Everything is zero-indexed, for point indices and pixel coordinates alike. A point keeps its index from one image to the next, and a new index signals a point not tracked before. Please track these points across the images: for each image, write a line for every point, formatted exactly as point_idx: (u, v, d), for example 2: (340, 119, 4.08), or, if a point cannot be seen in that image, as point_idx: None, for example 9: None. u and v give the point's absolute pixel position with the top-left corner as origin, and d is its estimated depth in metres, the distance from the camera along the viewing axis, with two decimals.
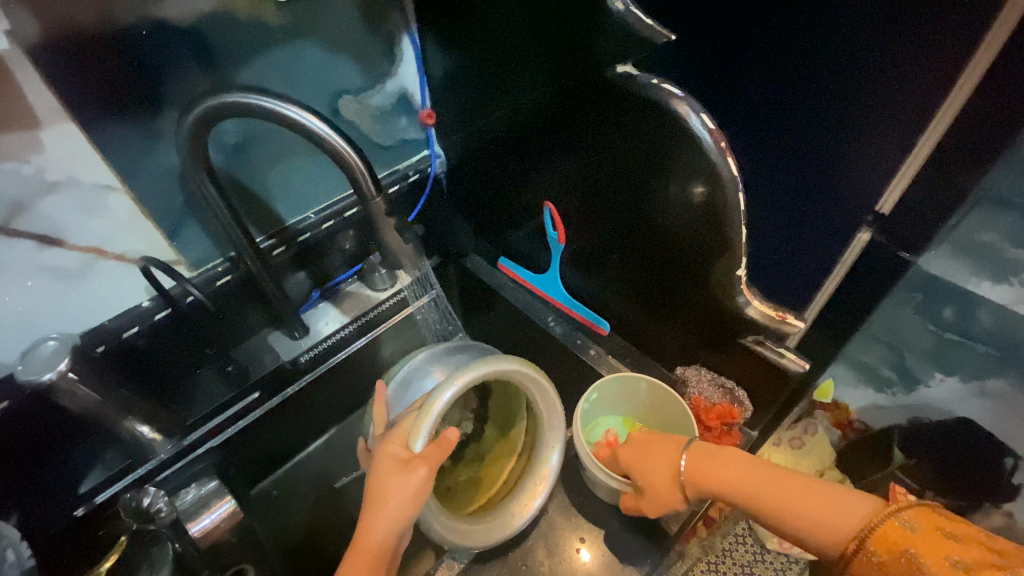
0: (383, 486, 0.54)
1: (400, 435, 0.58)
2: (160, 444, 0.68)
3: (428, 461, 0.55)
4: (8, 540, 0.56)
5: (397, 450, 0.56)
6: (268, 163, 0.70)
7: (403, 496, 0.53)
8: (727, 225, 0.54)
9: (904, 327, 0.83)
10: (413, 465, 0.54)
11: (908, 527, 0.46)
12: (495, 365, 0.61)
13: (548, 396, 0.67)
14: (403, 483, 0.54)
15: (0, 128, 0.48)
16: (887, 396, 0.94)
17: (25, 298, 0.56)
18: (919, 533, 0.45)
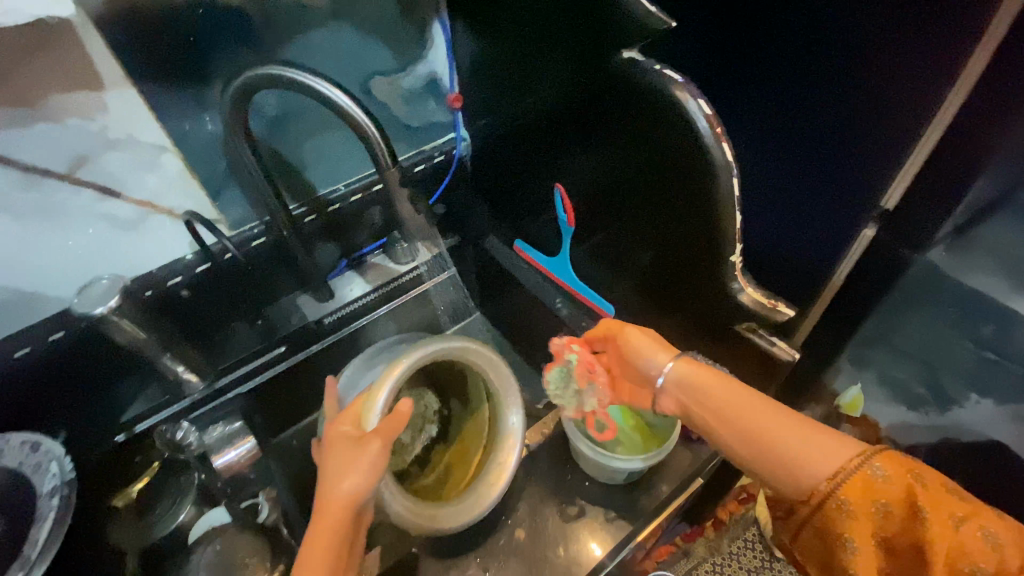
0: (338, 464, 0.53)
1: (351, 416, 0.58)
2: (191, 384, 0.75)
3: (383, 435, 0.54)
4: (54, 454, 0.64)
5: (348, 431, 0.56)
6: (304, 136, 0.77)
7: (358, 470, 0.52)
8: (721, 211, 0.55)
9: (937, 341, 0.66)
10: (368, 441, 0.54)
11: (876, 476, 0.42)
12: (433, 343, 0.65)
13: (496, 365, 0.70)
14: (357, 456, 0.53)
15: (71, 89, 0.56)
16: (918, 414, 0.77)
17: (86, 241, 0.65)
18: (886, 482, 0.42)
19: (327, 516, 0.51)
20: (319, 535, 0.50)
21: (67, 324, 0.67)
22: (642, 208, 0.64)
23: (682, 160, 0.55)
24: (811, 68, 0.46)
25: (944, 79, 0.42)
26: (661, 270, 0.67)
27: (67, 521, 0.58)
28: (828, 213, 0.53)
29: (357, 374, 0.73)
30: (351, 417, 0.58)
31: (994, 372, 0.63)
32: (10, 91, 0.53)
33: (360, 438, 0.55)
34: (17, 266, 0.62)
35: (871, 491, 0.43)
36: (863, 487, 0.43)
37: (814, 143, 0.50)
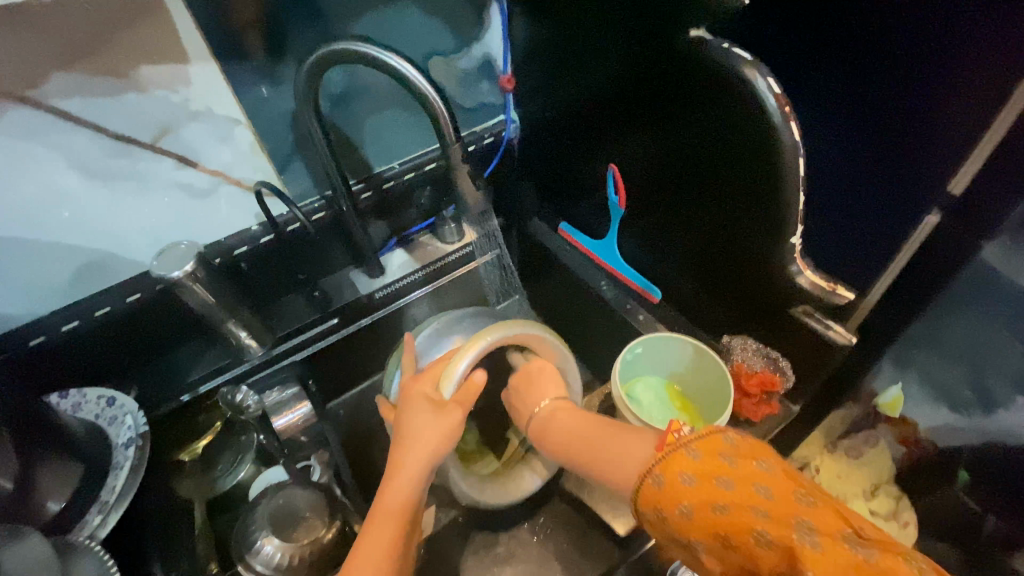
0: (417, 428, 0.56)
1: (430, 380, 0.59)
2: (252, 349, 0.77)
3: (461, 406, 0.57)
4: (128, 408, 0.68)
5: (428, 394, 0.58)
6: (364, 114, 0.79)
7: (436, 434, 0.55)
8: (785, 194, 0.55)
9: (986, 342, 0.70)
10: (447, 410, 0.56)
11: (690, 460, 0.40)
12: (518, 324, 0.63)
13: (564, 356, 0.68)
14: (441, 422, 0.56)
15: (159, 62, 0.59)
16: (962, 417, 0.82)
17: (164, 209, 0.69)
18: (694, 469, 0.39)
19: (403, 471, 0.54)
20: (393, 491, 0.53)
21: (142, 287, 0.72)
22: (705, 189, 0.64)
23: (748, 137, 0.56)
24: (884, 51, 0.46)
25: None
26: (715, 252, 0.67)
27: (140, 472, 0.63)
28: (891, 202, 0.52)
29: (433, 337, 0.72)
30: (429, 381, 0.59)
31: None
32: (104, 63, 0.57)
33: (440, 405, 0.57)
34: (102, 230, 0.66)
35: (659, 497, 0.40)
36: (654, 493, 0.41)
37: (884, 127, 0.49)
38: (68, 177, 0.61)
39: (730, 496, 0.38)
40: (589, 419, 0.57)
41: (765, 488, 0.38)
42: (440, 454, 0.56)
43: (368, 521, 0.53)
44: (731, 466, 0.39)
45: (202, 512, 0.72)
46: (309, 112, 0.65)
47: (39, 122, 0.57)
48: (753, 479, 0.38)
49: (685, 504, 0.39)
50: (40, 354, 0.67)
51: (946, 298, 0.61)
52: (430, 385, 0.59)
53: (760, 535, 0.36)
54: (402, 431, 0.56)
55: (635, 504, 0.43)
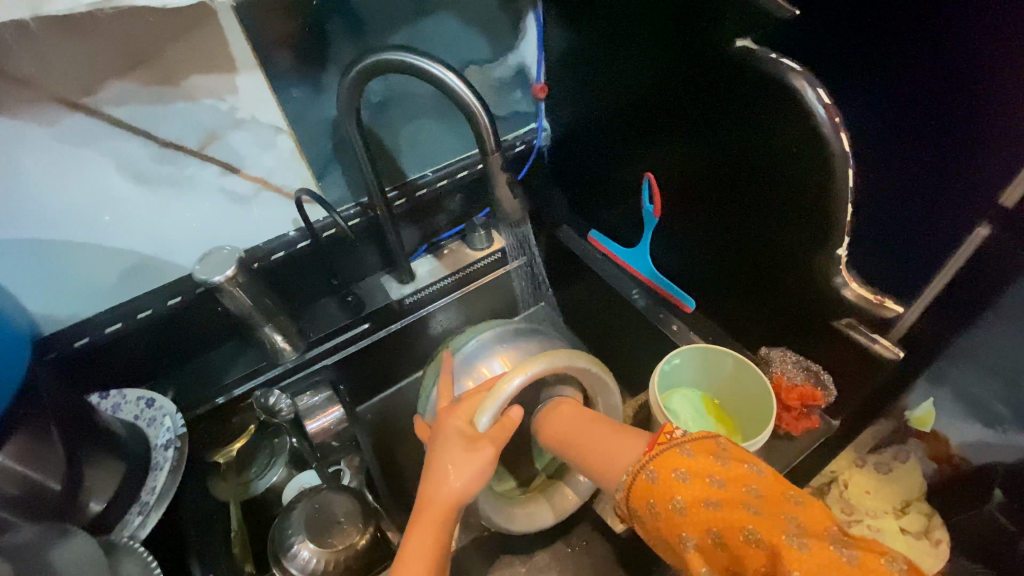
0: (450, 462, 0.54)
1: (464, 413, 0.57)
2: (286, 353, 0.78)
3: (495, 443, 0.55)
4: (167, 409, 0.69)
5: (461, 428, 0.56)
6: (401, 122, 0.80)
7: (470, 471, 0.54)
8: (832, 204, 0.55)
9: None
10: (481, 448, 0.54)
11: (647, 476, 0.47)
12: (563, 360, 0.60)
13: (609, 390, 0.66)
14: (471, 458, 0.54)
15: (208, 70, 0.61)
16: (996, 433, 0.79)
17: (207, 214, 0.70)
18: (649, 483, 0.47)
19: (433, 507, 0.53)
20: (428, 522, 0.52)
21: (183, 291, 0.73)
22: (751, 200, 0.63)
23: (796, 149, 0.55)
24: (939, 63, 0.45)
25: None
26: (756, 262, 0.67)
27: (179, 472, 0.64)
28: (942, 215, 0.51)
29: (475, 355, 0.71)
30: (463, 413, 0.57)
31: None
32: (157, 72, 0.58)
33: (472, 440, 0.55)
34: (148, 233, 0.68)
35: (652, 491, 0.47)
36: (646, 486, 0.47)
37: (939, 138, 0.48)
38: (118, 182, 0.63)
39: (692, 496, 0.44)
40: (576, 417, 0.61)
41: (720, 482, 0.45)
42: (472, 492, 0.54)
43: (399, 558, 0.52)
44: (720, 473, 0.45)
45: (237, 509, 0.74)
46: (350, 119, 0.66)
47: (94, 129, 0.58)
48: (709, 472, 0.45)
49: (677, 500, 0.45)
50: (83, 354, 0.69)
51: (995, 313, 0.59)
52: (462, 418, 0.57)
53: (722, 533, 0.43)
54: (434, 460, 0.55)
55: (623, 499, 0.49)
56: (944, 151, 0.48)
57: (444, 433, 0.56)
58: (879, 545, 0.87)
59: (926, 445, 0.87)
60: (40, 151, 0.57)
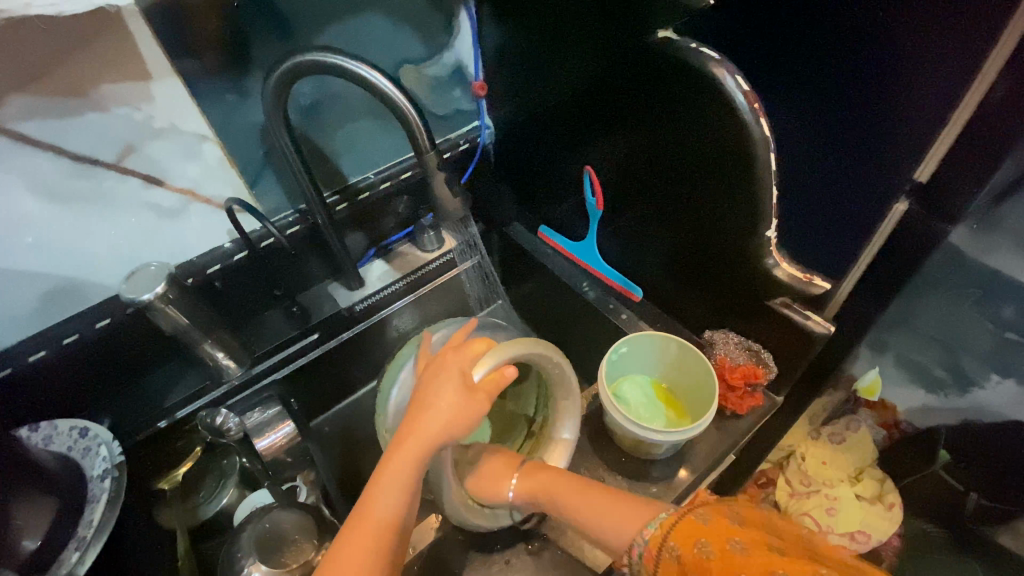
0: (440, 395, 0.57)
1: (467, 356, 0.59)
2: (230, 370, 0.76)
3: (489, 395, 0.58)
4: (102, 438, 0.65)
5: (464, 370, 0.58)
6: (336, 125, 0.78)
7: (456, 414, 0.56)
8: (758, 187, 0.57)
9: (958, 325, 0.71)
10: (476, 398, 0.57)
11: (701, 520, 0.53)
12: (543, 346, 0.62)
13: (570, 394, 0.67)
14: (463, 403, 0.56)
15: (119, 78, 0.58)
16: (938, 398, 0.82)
17: (132, 230, 0.67)
18: (708, 524, 0.52)
19: (409, 449, 0.55)
20: (407, 457, 0.54)
21: (111, 311, 0.69)
22: (677, 187, 0.65)
23: (721, 138, 0.57)
24: (839, 50, 0.47)
25: (978, 59, 0.42)
26: (692, 246, 0.68)
27: (119, 503, 0.60)
28: (864, 192, 0.53)
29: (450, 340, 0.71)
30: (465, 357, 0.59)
31: (1015, 352, 0.69)
32: (61, 81, 0.55)
33: (471, 388, 0.57)
34: (65, 252, 0.64)
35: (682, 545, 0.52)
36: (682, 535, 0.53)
37: (847, 121, 0.50)
38: (27, 202, 0.59)
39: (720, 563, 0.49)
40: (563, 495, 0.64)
41: (739, 546, 0.50)
42: (454, 433, 0.56)
43: (355, 519, 0.53)
44: (739, 531, 0.51)
45: (186, 538, 0.71)
46: (278, 126, 0.64)
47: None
48: (727, 540, 0.50)
49: (703, 542, 0.51)
50: (4, 387, 0.65)
51: (922, 281, 0.62)
52: (466, 363, 0.59)
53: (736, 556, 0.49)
54: (428, 402, 0.57)
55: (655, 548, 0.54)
56: (851, 131, 0.50)
57: (447, 369, 0.58)
58: (836, 513, 0.89)
59: (874, 413, 0.92)
60: None
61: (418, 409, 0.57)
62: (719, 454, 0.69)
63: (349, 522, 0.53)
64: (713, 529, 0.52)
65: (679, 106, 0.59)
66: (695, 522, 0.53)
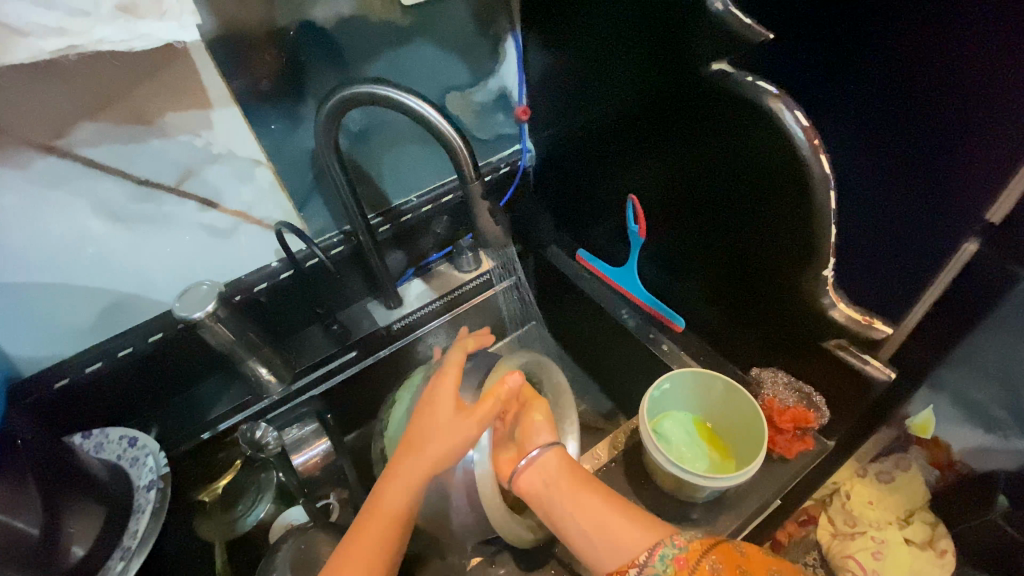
0: (431, 425, 0.55)
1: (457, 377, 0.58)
2: (270, 387, 0.78)
3: (481, 416, 0.55)
4: (150, 448, 0.67)
5: (452, 394, 0.57)
6: (382, 149, 0.80)
7: (446, 439, 0.54)
8: (816, 224, 0.54)
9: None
10: (464, 419, 0.55)
11: (740, 551, 0.50)
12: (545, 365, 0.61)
13: (575, 417, 0.64)
14: (453, 425, 0.55)
15: (182, 107, 0.60)
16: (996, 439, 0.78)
17: (187, 249, 0.70)
18: (748, 556, 0.50)
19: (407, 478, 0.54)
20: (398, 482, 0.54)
21: (164, 326, 0.72)
22: (719, 214, 0.64)
23: (778, 170, 0.54)
24: (909, 90, 0.45)
25: None
26: (736, 277, 0.66)
27: (163, 514, 0.62)
28: (927, 234, 0.50)
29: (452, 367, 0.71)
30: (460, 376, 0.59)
31: None
32: (129, 110, 0.57)
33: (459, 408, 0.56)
34: (124, 270, 0.67)
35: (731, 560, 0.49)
36: (730, 554, 0.50)
37: (919, 163, 0.47)
38: (92, 222, 0.61)
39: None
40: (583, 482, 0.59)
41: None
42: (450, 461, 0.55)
43: (361, 525, 0.54)
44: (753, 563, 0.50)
45: (224, 555, 0.71)
46: (327, 152, 0.65)
47: (66, 170, 0.57)
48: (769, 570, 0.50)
49: None
50: (62, 396, 0.67)
51: (989, 324, 0.58)
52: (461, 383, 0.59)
53: None
54: (420, 432, 0.56)
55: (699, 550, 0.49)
56: (919, 171, 0.47)
57: (435, 396, 0.57)
58: (883, 557, 0.86)
59: (926, 451, 0.86)
60: (10, 195, 0.56)
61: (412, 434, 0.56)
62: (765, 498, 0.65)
63: (354, 532, 0.54)
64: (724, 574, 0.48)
65: (724, 135, 0.58)
66: (736, 551, 0.50)
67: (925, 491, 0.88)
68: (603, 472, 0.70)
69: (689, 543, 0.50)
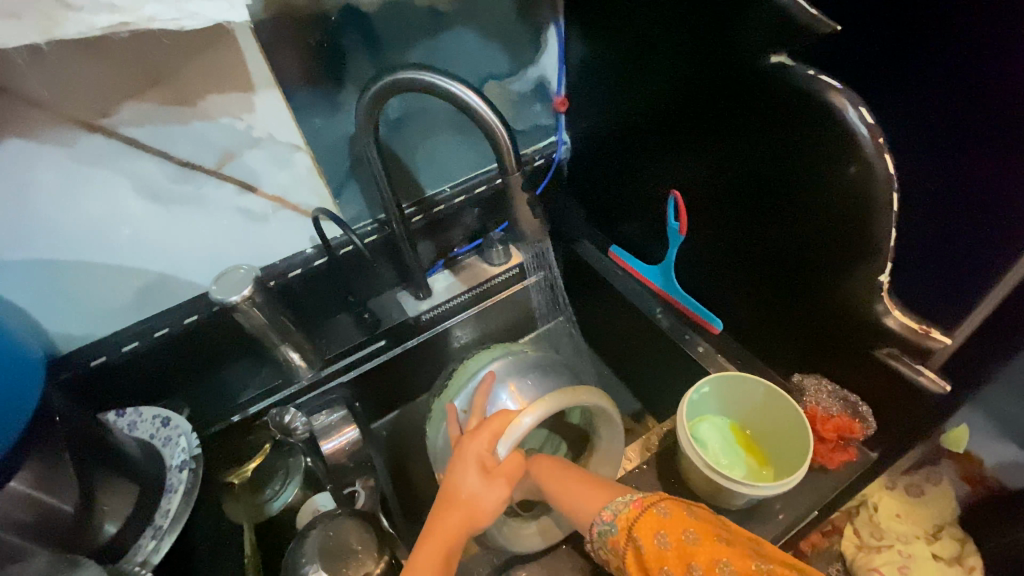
0: (466, 489, 0.56)
1: (487, 437, 0.58)
2: (301, 370, 0.78)
3: (510, 476, 0.57)
4: (181, 429, 0.67)
5: (482, 454, 0.57)
6: (419, 138, 0.79)
7: (482, 503, 0.56)
8: (876, 225, 0.51)
9: None
10: (495, 483, 0.56)
11: (661, 514, 0.54)
12: (587, 395, 0.60)
13: (613, 423, 0.65)
14: (488, 491, 0.56)
15: (225, 89, 0.60)
16: None
17: (224, 232, 0.70)
18: (668, 519, 0.54)
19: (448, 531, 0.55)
20: (434, 548, 0.54)
21: (199, 309, 0.73)
22: (763, 207, 0.62)
23: (837, 161, 0.52)
24: (991, 87, 0.42)
25: None
26: (782, 279, 0.64)
27: (195, 493, 0.61)
28: (988, 244, 0.46)
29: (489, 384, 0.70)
30: (487, 439, 0.58)
31: None
32: (173, 91, 0.57)
33: (489, 469, 0.56)
34: (162, 251, 0.67)
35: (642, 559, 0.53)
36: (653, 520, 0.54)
37: (995, 163, 0.44)
38: (133, 202, 0.62)
39: (676, 556, 0.51)
40: (554, 471, 0.64)
41: (692, 537, 0.52)
42: (480, 521, 0.56)
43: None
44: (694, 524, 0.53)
45: (252, 534, 0.72)
46: (366, 139, 0.64)
47: (110, 149, 0.57)
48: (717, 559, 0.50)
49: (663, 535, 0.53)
50: (98, 373, 0.68)
51: None
52: (485, 445, 0.58)
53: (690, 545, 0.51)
54: (450, 493, 0.57)
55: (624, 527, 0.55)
56: (989, 175, 0.44)
57: (465, 452, 0.57)
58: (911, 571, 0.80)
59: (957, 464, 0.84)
60: (55, 173, 0.56)
61: (448, 498, 0.56)
62: (802, 509, 0.63)
63: None
64: (671, 521, 0.53)
65: (779, 130, 0.56)
66: (659, 516, 0.54)
67: (956, 507, 0.84)
68: (635, 473, 0.69)
69: (617, 516, 0.56)
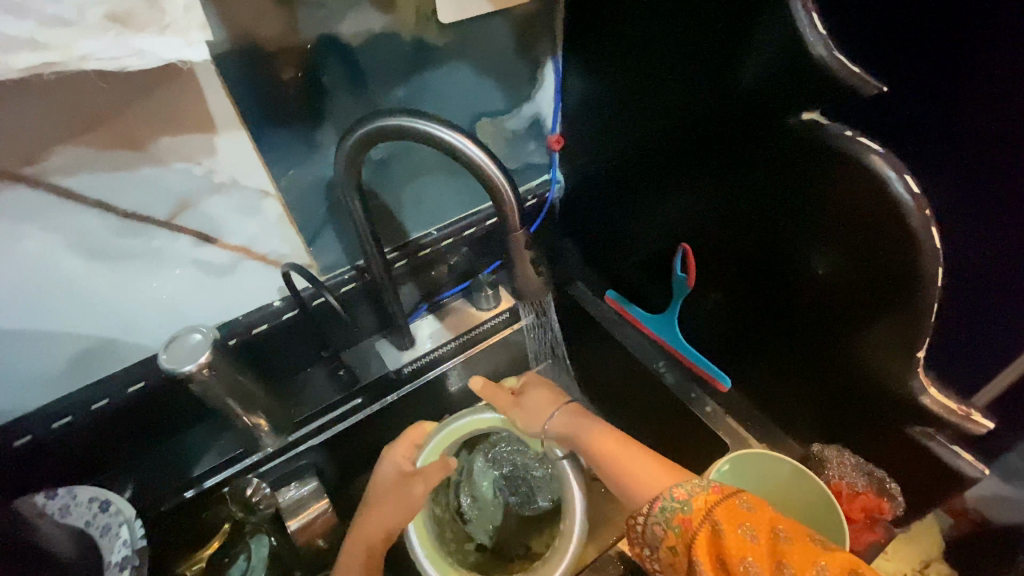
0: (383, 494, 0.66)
1: (405, 446, 0.71)
2: (267, 439, 0.67)
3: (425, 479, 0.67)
4: (123, 516, 0.54)
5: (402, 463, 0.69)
6: (404, 178, 0.72)
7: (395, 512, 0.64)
8: (913, 293, 0.47)
9: None
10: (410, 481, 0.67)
11: (744, 507, 0.42)
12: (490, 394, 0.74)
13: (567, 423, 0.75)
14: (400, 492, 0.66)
15: (180, 129, 0.51)
16: None
17: (177, 288, 0.61)
18: (752, 511, 0.42)
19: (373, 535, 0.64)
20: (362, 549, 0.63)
21: (147, 374, 0.63)
22: (772, 251, 0.58)
23: (863, 218, 0.47)
24: None
25: None
26: (795, 333, 0.60)
27: None
28: None
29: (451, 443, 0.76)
30: (406, 449, 0.71)
31: None
32: (117, 133, 0.48)
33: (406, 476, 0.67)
34: (101, 312, 0.57)
35: (719, 548, 0.41)
36: (727, 508, 0.42)
37: None
38: (66, 260, 0.52)
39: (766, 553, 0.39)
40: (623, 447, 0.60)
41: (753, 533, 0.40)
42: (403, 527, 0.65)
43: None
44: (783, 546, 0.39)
45: None
46: (346, 185, 0.57)
47: (37, 201, 0.48)
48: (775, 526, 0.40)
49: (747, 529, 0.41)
50: (19, 456, 0.58)
51: None
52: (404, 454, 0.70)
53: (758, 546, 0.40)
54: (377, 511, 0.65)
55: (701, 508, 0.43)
56: None
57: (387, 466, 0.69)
58: None
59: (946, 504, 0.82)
60: None
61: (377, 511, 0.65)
62: None
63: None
64: (758, 514, 0.41)
65: (796, 181, 0.52)
66: (740, 505, 0.42)
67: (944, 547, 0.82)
68: None
69: (694, 496, 0.44)
